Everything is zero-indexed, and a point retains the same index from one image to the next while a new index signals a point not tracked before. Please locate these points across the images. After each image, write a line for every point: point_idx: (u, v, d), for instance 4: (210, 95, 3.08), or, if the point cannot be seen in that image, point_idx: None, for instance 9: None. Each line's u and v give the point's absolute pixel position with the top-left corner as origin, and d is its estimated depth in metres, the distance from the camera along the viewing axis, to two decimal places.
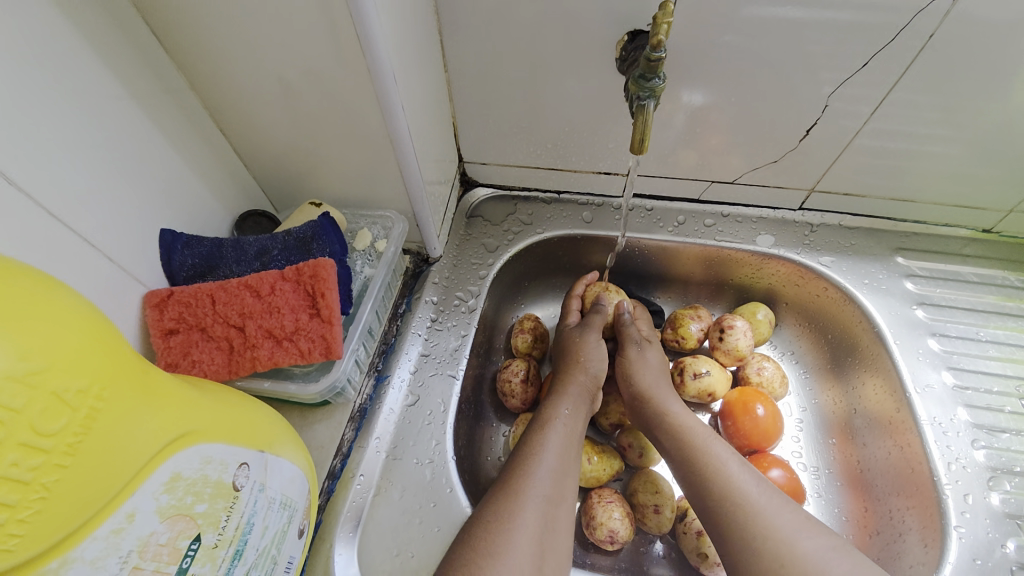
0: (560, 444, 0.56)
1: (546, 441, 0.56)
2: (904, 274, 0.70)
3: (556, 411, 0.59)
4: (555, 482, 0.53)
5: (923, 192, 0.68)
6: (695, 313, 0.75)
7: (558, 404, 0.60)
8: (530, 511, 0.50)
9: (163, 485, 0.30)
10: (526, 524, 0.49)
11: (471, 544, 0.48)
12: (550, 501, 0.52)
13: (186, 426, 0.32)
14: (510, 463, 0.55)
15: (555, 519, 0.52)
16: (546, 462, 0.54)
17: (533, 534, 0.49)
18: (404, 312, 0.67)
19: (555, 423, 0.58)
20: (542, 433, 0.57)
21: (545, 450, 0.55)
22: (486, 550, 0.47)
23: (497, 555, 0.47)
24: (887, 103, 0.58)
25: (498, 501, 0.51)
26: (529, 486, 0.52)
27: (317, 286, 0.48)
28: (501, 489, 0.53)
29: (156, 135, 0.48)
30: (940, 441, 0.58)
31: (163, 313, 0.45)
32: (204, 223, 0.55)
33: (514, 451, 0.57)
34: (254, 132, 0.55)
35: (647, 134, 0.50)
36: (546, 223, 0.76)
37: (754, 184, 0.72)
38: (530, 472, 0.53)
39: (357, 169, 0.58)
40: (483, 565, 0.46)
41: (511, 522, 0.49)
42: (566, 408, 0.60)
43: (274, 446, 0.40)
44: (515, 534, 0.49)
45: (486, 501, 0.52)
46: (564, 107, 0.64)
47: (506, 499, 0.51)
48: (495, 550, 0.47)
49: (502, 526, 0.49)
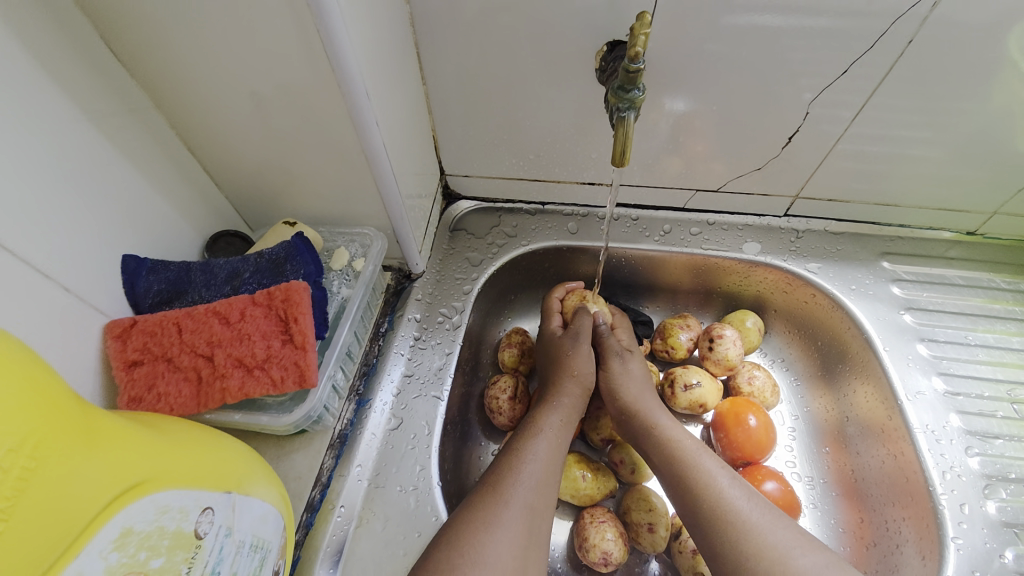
0: (548, 454, 0.55)
1: (535, 450, 0.55)
2: (890, 279, 0.70)
3: (547, 419, 0.58)
4: (541, 491, 0.52)
5: (906, 196, 0.68)
6: (683, 323, 0.74)
7: (548, 413, 0.59)
8: (514, 520, 0.49)
9: (114, 541, 0.27)
10: (511, 532, 0.48)
11: (456, 547, 0.46)
12: (534, 511, 0.50)
13: (138, 475, 0.30)
14: (494, 468, 0.54)
15: (538, 530, 0.50)
16: (531, 471, 0.53)
17: (516, 545, 0.47)
18: (386, 331, 0.65)
19: (546, 432, 0.57)
20: (532, 440, 0.56)
21: (532, 458, 0.54)
22: (469, 557, 0.45)
23: (480, 564, 0.45)
24: (867, 109, 0.58)
25: (483, 505, 0.49)
26: (514, 493, 0.51)
27: (290, 310, 0.46)
28: (488, 493, 0.51)
29: (117, 156, 0.46)
30: (933, 449, 0.57)
31: (126, 343, 0.43)
32: (172, 246, 0.53)
33: (501, 455, 0.56)
34: (224, 150, 0.53)
35: (628, 146, 0.49)
36: (530, 234, 0.75)
37: (738, 192, 0.71)
38: (516, 480, 0.52)
39: (333, 186, 0.56)
40: (467, 572, 0.44)
41: (495, 527, 0.48)
42: (556, 418, 0.59)
43: (242, 487, 0.38)
44: (498, 541, 0.47)
45: (469, 505, 0.50)
46: (546, 117, 0.63)
47: (489, 505, 0.49)
48: (479, 558, 0.45)
49: (486, 532, 0.47)
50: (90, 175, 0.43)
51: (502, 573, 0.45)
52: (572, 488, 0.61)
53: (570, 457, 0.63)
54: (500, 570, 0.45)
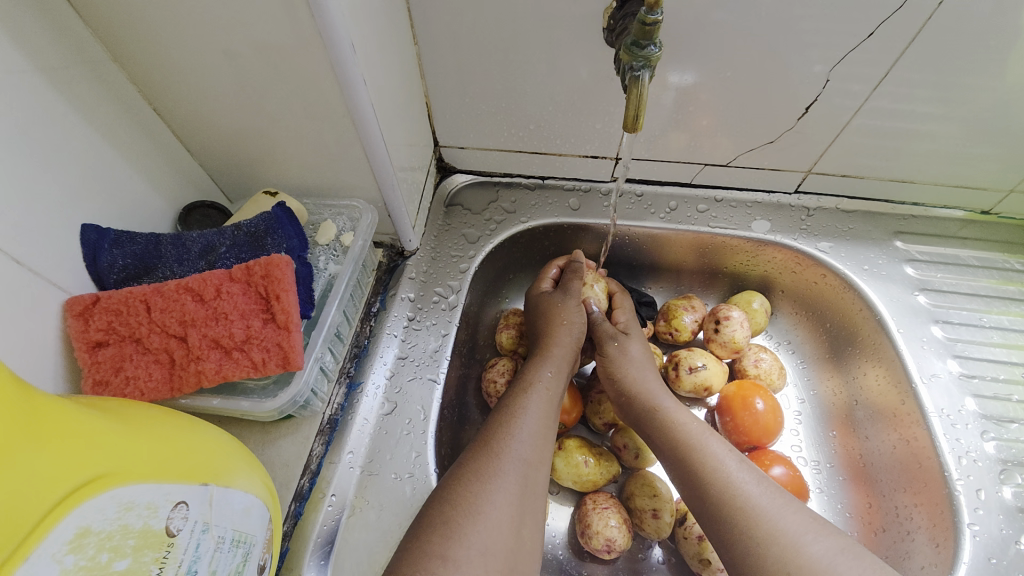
0: (542, 407, 0.52)
1: (528, 404, 0.52)
2: (904, 258, 0.67)
3: (539, 373, 0.56)
4: (537, 444, 0.49)
5: (924, 173, 0.65)
6: (688, 304, 0.71)
7: (540, 366, 0.56)
8: (510, 474, 0.46)
9: (69, 542, 0.24)
10: (508, 487, 0.45)
11: (451, 502, 0.43)
12: (531, 464, 0.48)
13: (94, 469, 0.27)
14: (488, 425, 0.51)
15: (535, 481, 0.48)
16: (525, 425, 0.50)
17: (512, 494, 0.45)
18: (378, 311, 0.61)
19: (538, 386, 0.54)
20: (525, 395, 0.53)
21: (526, 413, 0.51)
22: (465, 508, 0.43)
23: (476, 513, 0.43)
24: (888, 82, 0.54)
25: (479, 458, 0.47)
26: (511, 447, 0.48)
27: (271, 287, 0.43)
28: (480, 449, 0.48)
29: (72, 117, 0.41)
30: (949, 434, 0.56)
31: (89, 323, 0.39)
32: (141, 217, 0.48)
33: (491, 414, 0.52)
34: (193, 113, 0.48)
35: (642, 110, 0.45)
36: (530, 211, 0.71)
37: (749, 167, 0.67)
38: (511, 434, 0.49)
39: (317, 153, 0.51)
40: (463, 525, 0.42)
41: (494, 481, 0.45)
42: (549, 371, 0.56)
43: (221, 478, 0.35)
44: (495, 492, 0.44)
45: (466, 458, 0.48)
46: (547, 84, 0.59)
47: (483, 459, 0.47)
48: (477, 508, 0.43)
49: (481, 485, 0.45)
50: (41, 139, 0.38)
51: (499, 523, 0.43)
52: (573, 474, 0.59)
53: (571, 442, 0.60)
54: (499, 521, 0.43)
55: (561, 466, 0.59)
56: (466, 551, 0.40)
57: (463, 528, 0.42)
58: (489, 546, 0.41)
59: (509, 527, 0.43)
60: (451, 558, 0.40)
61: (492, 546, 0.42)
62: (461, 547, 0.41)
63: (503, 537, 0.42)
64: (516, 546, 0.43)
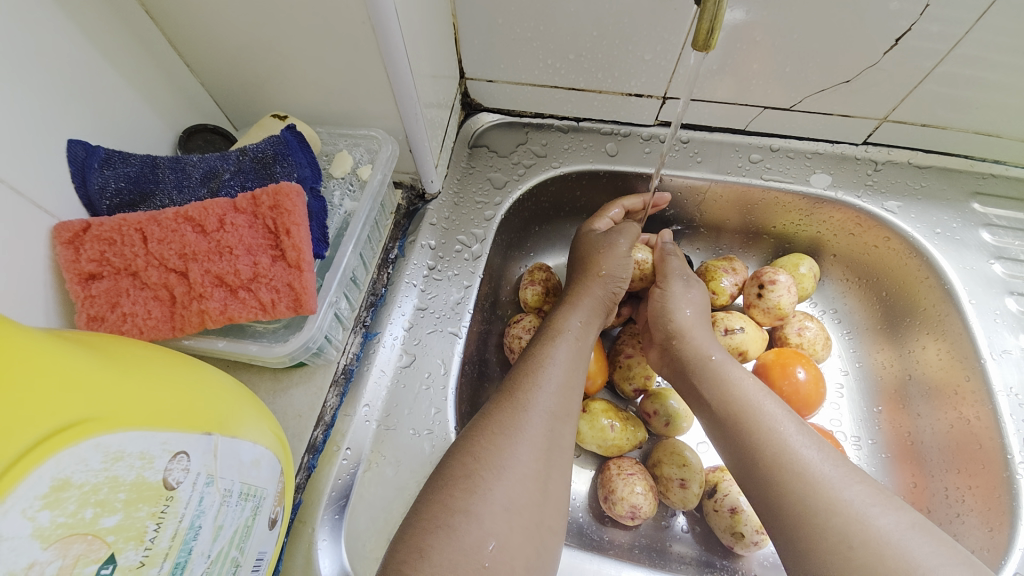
0: (570, 358, 0.48)
1: (555, 354, 0.47)
2: (981, 223, 0.60)
3: (568, 322, 0.51)
4: (563, 395, 0.45)
5: (1017, 128, 0.56)
6: (729, 266, 0.65)
7: (569, 316, 0.52)
8: (535, 427, 0.41)
9: (44, 497, 0.21)
10: (533, 441, 0.41)
11: (471, 455, 0.39)
12: (556, 417, 0.43)
13: (75, 411, 0.24)
14: (512, 375, 0.46)
15: (560, 436, 0.43)
16: (552, 376, 0.45)
17: (537, 448, 0.40)
18: (397, 258, 0.56)
19: (566, 335, 0.50)
20: (552, 344, 0.48)
21: (552, 363, 0.47)
22: (482, 460, 0.39)
23: (499, 468, 0.38)
24: (997, 15, 0.45)
25: (500, 409, 0.42)
26: (535, 398, 0.43)
27: (279, 220, 0.38)
28: (500, 399, 0.43)
29: (47, 5, 0.35)
30: (1016, 415, 0.51)
31: (81, 253, 0.35)
32: (136, 136, 0.43)
33: (513, 366, 0.48)
34: (187, 17, 0.41)
35: (718, 21, 0.38)
36: (562, 155, 0.65)
37: (817, 112, 0.59)
38: (537, 387, 0.44)
39: (330, 72, 0.45)
40: (482, 478, 0.38)
41: (516, 433, 0.41)
42: (577, 321, 0.52)
43: (227, 426, 0.32)
44: (519, 444, 0.40)
45: (489, 407, 0.43)
46: (592, 5, 0.51)
47: (507, 412, 0.42)
48: (497, 462, 0.39)
49: (501, 437, 0.40)
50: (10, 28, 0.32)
51: (523, 477, 0.39)
52: (598, 438, 0.56)
53: (597, 405, 0.57)
54: (524, 475, 0.39)
55: (585, 429, 0.56)
56: (490, 506, 0.37)
57: (486, 483, 0.38)
58: (514, 502, 0.37)
59: (534, 481, 0.39)
60: (472, 512, 0.36)
61: (517, 501, 0.38)
62: (481, 499, 0.37)
63: (526, 490, 0.38)
64: (542, 499, 0.39)
